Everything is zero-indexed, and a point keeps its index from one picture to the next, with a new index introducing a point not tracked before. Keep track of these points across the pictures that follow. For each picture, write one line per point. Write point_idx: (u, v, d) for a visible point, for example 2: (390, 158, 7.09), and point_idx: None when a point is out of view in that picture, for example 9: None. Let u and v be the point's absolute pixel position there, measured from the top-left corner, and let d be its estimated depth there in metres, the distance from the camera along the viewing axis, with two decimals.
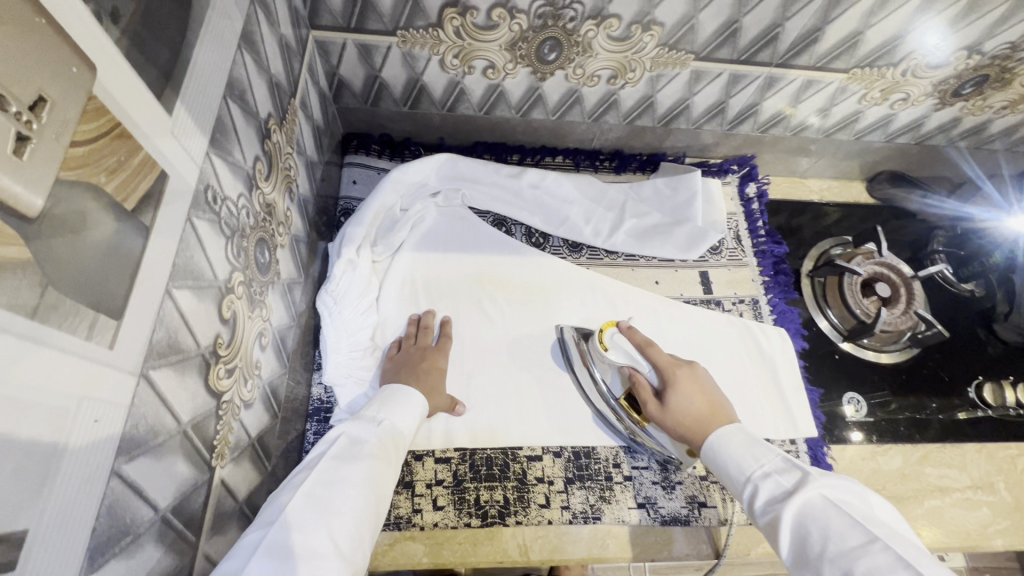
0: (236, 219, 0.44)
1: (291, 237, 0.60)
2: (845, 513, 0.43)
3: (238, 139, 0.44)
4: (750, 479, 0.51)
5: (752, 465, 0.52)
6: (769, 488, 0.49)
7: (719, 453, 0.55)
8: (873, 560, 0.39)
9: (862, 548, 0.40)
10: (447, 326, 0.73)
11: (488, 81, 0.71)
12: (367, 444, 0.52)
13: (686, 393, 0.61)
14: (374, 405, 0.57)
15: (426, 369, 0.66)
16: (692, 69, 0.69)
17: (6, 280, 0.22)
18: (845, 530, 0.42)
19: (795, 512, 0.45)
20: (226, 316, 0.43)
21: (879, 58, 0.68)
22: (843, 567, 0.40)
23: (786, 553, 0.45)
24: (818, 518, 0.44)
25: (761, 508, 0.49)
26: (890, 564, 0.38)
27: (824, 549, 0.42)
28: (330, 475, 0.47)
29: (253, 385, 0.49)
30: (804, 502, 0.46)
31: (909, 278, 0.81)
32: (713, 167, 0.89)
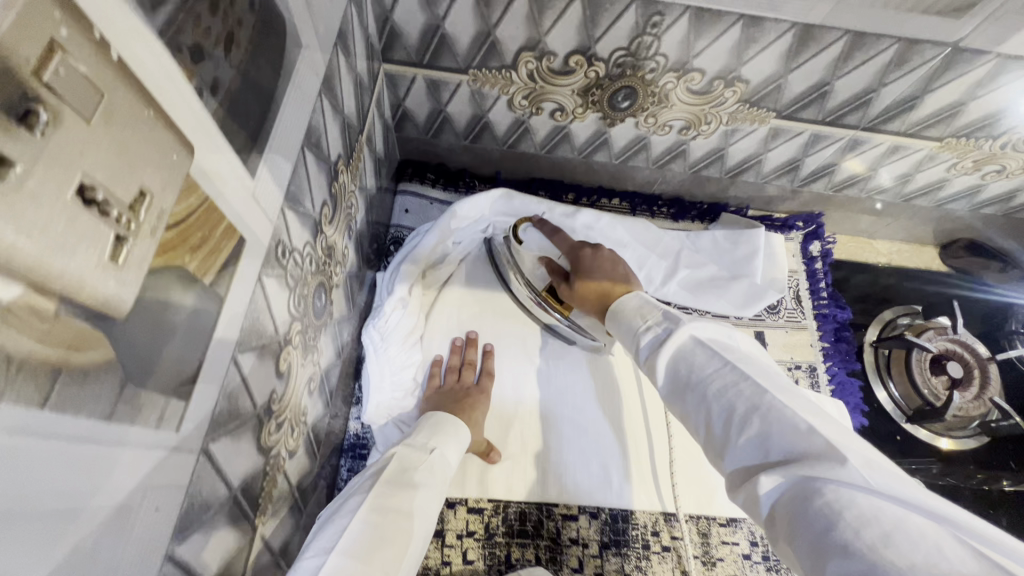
0: (300, 269, 0.43)
1: (347, 272, 0.59)
2: (711, 348, 0.43)
3: (310, 188, 0.43)
4: (636, 332, 0.49)
5: (639, 320, 0.50)
6: (651, 336, 0.48)
7: (611, 318, 0.54)
8: (728, 378, 0.40)
9: (719, 374, 0.41)
10: (490, 360, 0.71)
11: (555, 123, 0.69)
12: (418, 468, 0.51)
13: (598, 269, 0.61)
14: (424, 430, 0.56)
15: (468, 406, 0.64)
16: (771, 126, 0.66)
17: (87, 389, 0.20)
18: (708, 362, 0.42)
19: (670, 353, 0.45)
20: (283, 368, 0.42)
21: (978, 130, 0.63)
22: (698, 391, 0.42)
23: (664, 390, 0.45)
24: (687, 356, 0.44)
25: (642, 352, 0.48)
26: (737, 381, 0.40)
27: (687, 376, 0.43)
28: (383, 503, 0.45)
29: (298, 431, 0.48)
30: (677, 344, 0.45)
31: (985, 360, 0.76)
32: (777, 222, 0.85)
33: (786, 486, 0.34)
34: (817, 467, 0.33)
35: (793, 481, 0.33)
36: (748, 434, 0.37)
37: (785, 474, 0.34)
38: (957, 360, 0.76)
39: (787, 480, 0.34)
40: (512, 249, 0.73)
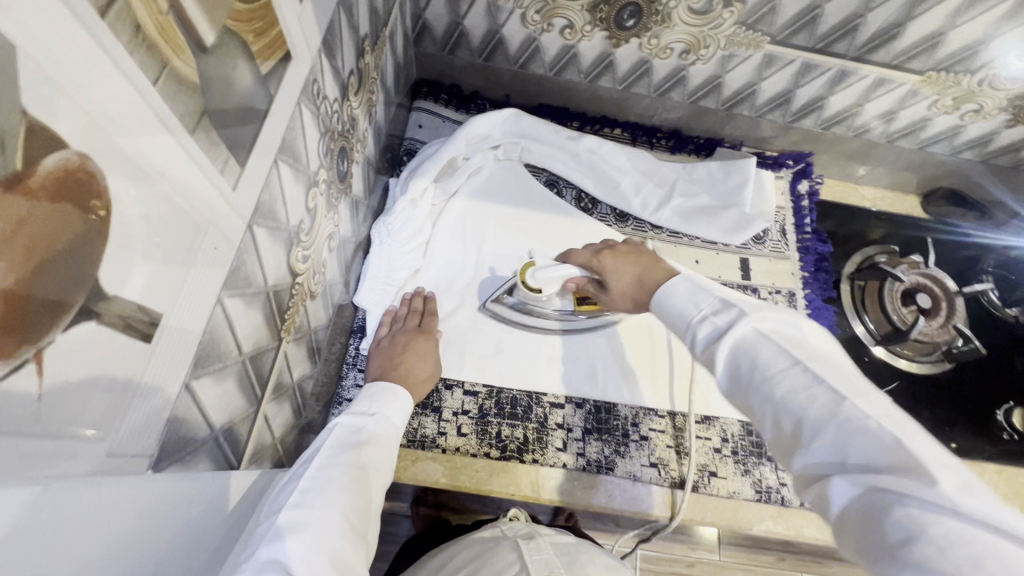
0: (329, 120, 0.48)
1: (365, 158, 0.64)
2: (778, 347, 0.40)
3: (341, 48, 0.48)
4: (693, 324, 0.45)
5: (698, 307, 0.45)
6: (707, 326, 0.43)
7: (662, 299, 0.48)
8: (800, 383, 0.37)
9: (787, 378, 0.38)
10: (429, 301, 0.72)
11: (564, 42, 0.74)
12: (364, 431, 0.50)
13: (618, 271, 0.60)
14: (363, 399, 0.54)
15: (410, 360, 0.63)
16: (765, 52, 0.71)
17: (182, 93, 0.26)
18: (776, 361, 0.39)
19: (729, 351, 0.42)
20: (310, 206, 0.47)
21: (956, 63, 0.68)
22: (767, 394, 0.39)
23: (722, 385, 0.43)
24: (750, 352, 0.41)
25: (697, 342, 0.44)
26: (808, 385, 0.37)
27: (752, 378, 0.40)
28: (328, 461, 0.44)
29: (318, 279, 0.54)
30: (736, 339, 0.41)
31: (952, 293, 0.82)
32: (769, 159, 0.89)
33: (865, 502, 0.32)
34: (904, 485, 0.31)
35: (867, 490, 0.32)
36: (822, 440, 0.35)
37: (860, 482, 0.33)
38: (927, 291, 0.82)
39: (860, 489, 0.33)
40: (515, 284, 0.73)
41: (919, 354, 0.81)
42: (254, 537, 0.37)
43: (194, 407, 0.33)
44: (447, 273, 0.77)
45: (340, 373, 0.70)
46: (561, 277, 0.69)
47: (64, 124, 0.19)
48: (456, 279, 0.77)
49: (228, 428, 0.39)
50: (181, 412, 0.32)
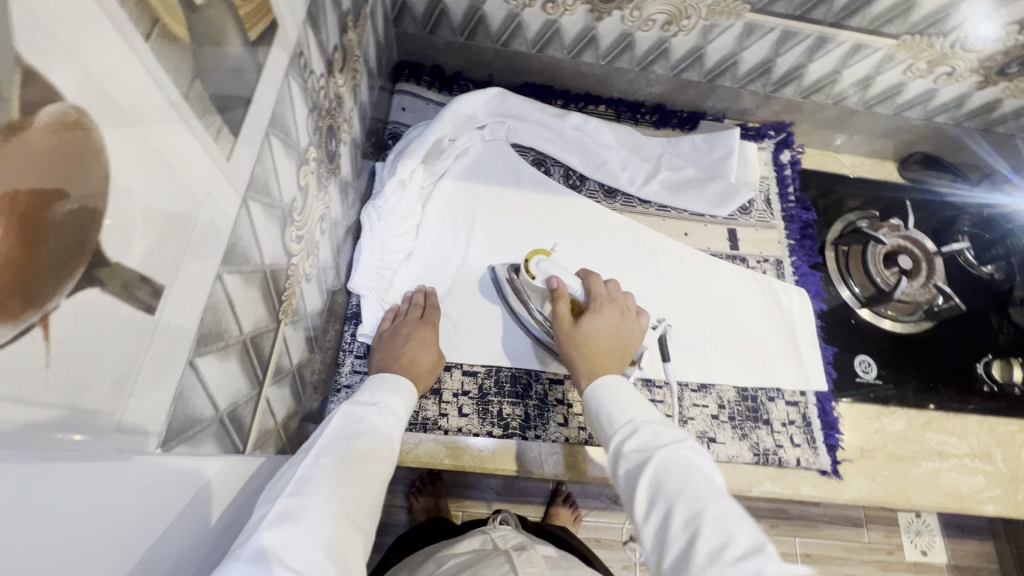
0: (316, 96, 0.47)
1: (351, 140, 0.63)
2: (700, 471, 0.48)
3: (325, 21, 0.46)
4: (634, 422, 0.53)
5: (635, 411, 0.54)
6: (645, 434, 0.51)
7: (598, 405, 0.57)
8: (720, 514, 0.43)
9: (705, 501, 0.44)
10: (431, 295, 0.71)
11: (546, 17, 0.74)
12: (364, 422, 0.50)
13: (597, 323, 0.66)
14: (365, 389, 0.55)
15: (409, 351, 0.63)
16: (745, 21, 0.71)
17: (174, 53, 0.25)
18: (699, 481, 0.46)
19: (661, 460, 0.48)
20: (302, 184, 0.47)
21: (930, 26, 0.70)
22: (693, 508, 0.44)
23: (636, 497, 0.48)
24: (680, 469, 0.47)
25: (624, 447, 0.51)
26: (729, 518, 0.43)
27: (680, 491, 0.46)
28: (329, 450, 0.46)
29: (313, 261, 0.53)
30: (670, 455, 0.49)
31: (932, 254, 0.85)
32: (751, 131, 0.91)
33: None
34: None
35: None
36: (744, 558, 0.40)
37: None
38: (908, 253, 0.85)
39: None
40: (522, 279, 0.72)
41: (902, 314, 0.84)
42: (246, 526, 0.39)
43: (200, 386, 0.32)
44: (439, 256, 0.77)
45: (337, 359, 0.69)
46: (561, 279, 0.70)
47: (59, 75, 0.18)
48: (448, 262, 0.77)
49: (232, 410, 0.38)
50: (188, 390, 0.31)
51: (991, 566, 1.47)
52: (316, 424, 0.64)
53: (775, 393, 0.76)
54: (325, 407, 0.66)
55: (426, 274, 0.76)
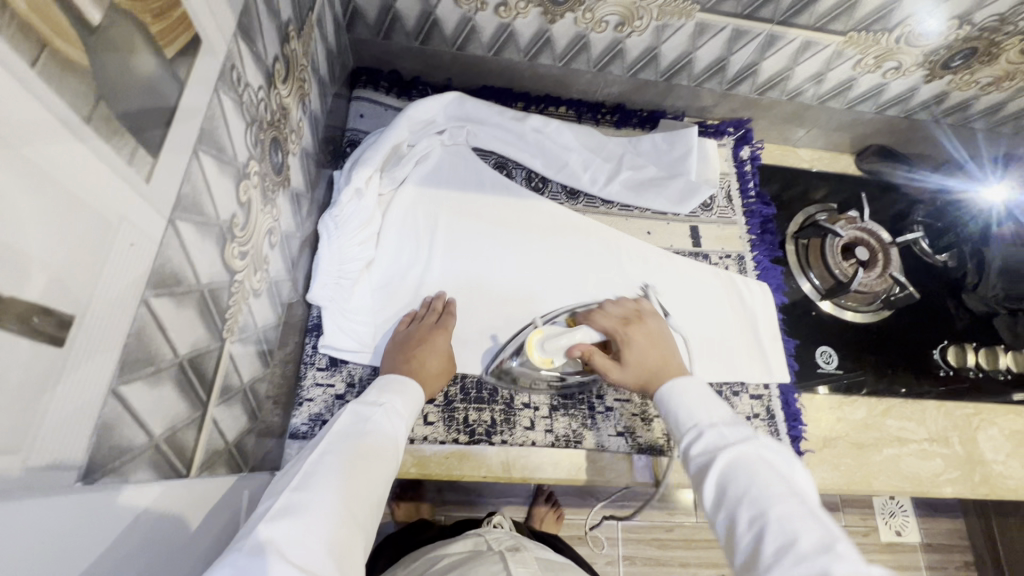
0: (256, 109, 0.46)
1: (302, 150, 0.62)
2: (772, 469, 0.50)
3: (261, 33, 0.46)
4: (701, 424, 0.57)
5: (702, 415, 0.58)
6: (711, 436, 0.55)
7: (666, 410, 0.62)
8: (787, 511, 0.46)
9: (771, 500, 0.47)
10: (441, 298, 0.74)
11: (499, 20, 0.73)
12: (369, 421, 0.56)
13: (642, 351, 0.68)
14: (373, 389, 0.60)
15: (420, 355, 0.66)
16: (696, 21, 0.72)
17: (70, 77, 0.24)
18: (765, 481, 0.49)
19: (727, 460, 0.52)
20: (243, 199, 0.46)
21: (875, 22, 0.71)
22: (759, 508, 0.47)
23: (708, 492, 0.52)
24: (749, 469, 0.51)
25: (693, 449, 0.56)
26: (801, 516, 0.46)
27: (745, 491, 0.49)
28: (335, 449, 0.51)
29: (261, 276, 0.52)
30: (739, 454, 0.52)
31: (887, 244, 0.86)
32: (710, 128, 0.91)
33: None
34: None
35: None
36: (805, 556, 0.42)
37: None
38: (864, 245, 0.86)
39: None
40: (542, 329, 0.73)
41: (861, 304, 0.86)
42: (255, 516, 0.44)
43: (127, 414, 0.31)
44: (402, 264, 0.76)
45: (298, 372, 0.68)
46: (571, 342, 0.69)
47: None
48: (411, 269, 0.76)
49: (170, 435, 0.37)
50: (112, 419, 0.30)
51: (962, 542, 1.53)
52: (277, 439, 0.63)
53: (739, 387, 0.77)
54: (287, 422, 0.65)
55: (389, 282, 0.75)
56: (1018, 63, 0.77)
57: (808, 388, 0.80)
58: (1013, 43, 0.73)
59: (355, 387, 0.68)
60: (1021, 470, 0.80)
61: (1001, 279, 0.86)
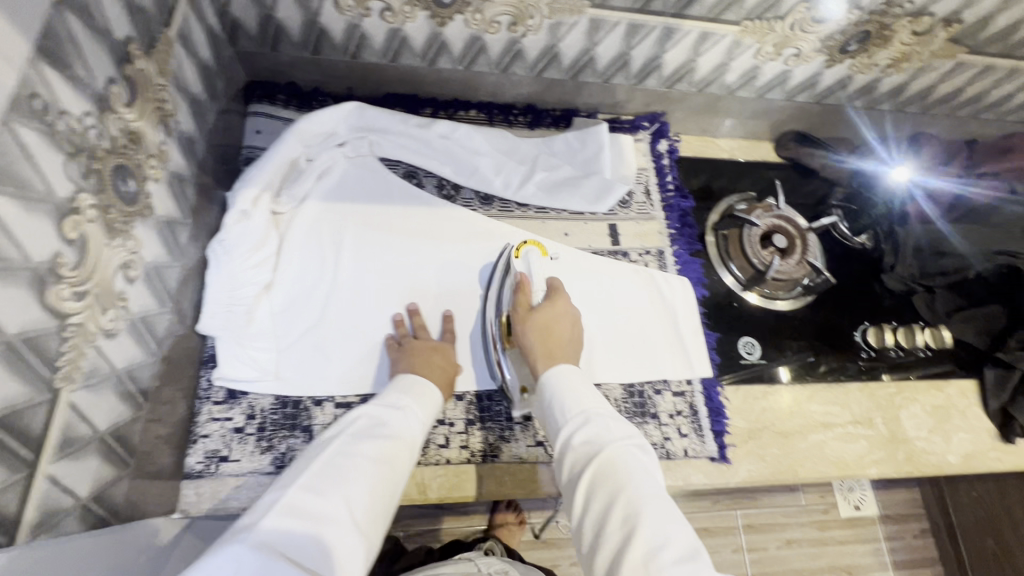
0: (80, 137, 0.42)
1: (171, 174, 0.58)
2: (644, 468, 0.52)
3: (82, 55, 0.42)
4: (585, 413, 0.57)
5: (588, 404, 0.58)
6: (592, 429, 0.56)
7: (550, 394, 0.61)
8: (654, 514, 0.48)
9: (645, 501, 0.49)
10: (418, 316, 0.73)
11: (388, 26, 0.70)
12: (386, 426, 0.58)
13: (557, 316, 0.69)
14: (396, 390, 0.63)
15: (439, 362, 0.68)
16: (589, 17, 0.70)
17: None
18: (640, 480, 0.51)
19: (605, 458, 0.53)
20: (72, 236, 0.42)
21: (767, 10, 0.70)
22: (632, 510, 0.49)
23: (580, 487, 0.52)
24: (622, 467, 0.52)
25: (574, 438, 0.56)
26: (668, 519, 0.48)
27: (619, 491, 0.50)
28: (348, 448, 0.54)
29: (117, 315, 0.48)
30: (615, 451, 0.53)
31: (804, 231, 0.87)
32: (626, 124, 0.90)
33: None
34: None
35: None
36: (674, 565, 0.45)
37: None
38: (783, 233, 0.86)
39: None
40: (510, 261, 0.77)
41: (780, 291, 0.86)
42: (267, 503, 0.48)
43: None
44: (305, 285, 0.73)
45: (192, 408, 0.65)
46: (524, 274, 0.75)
47: None
48: (316, 288, 0.73)
49: None
50: None
51: (918, 510, 1.55)
52: (167, 481, 0.60)
53: (661, 385, 0.77)
54: (183, 462, 0.62)
55: (291, 304, 0.71)
56: (912, 44, 0.77)
57: (772, 376, 0.81)
58: (903, 25, 0.74)
59: (255, 418, 0.66)
60: (943, 445, 0.81)
61: (916, 257, 0.88)
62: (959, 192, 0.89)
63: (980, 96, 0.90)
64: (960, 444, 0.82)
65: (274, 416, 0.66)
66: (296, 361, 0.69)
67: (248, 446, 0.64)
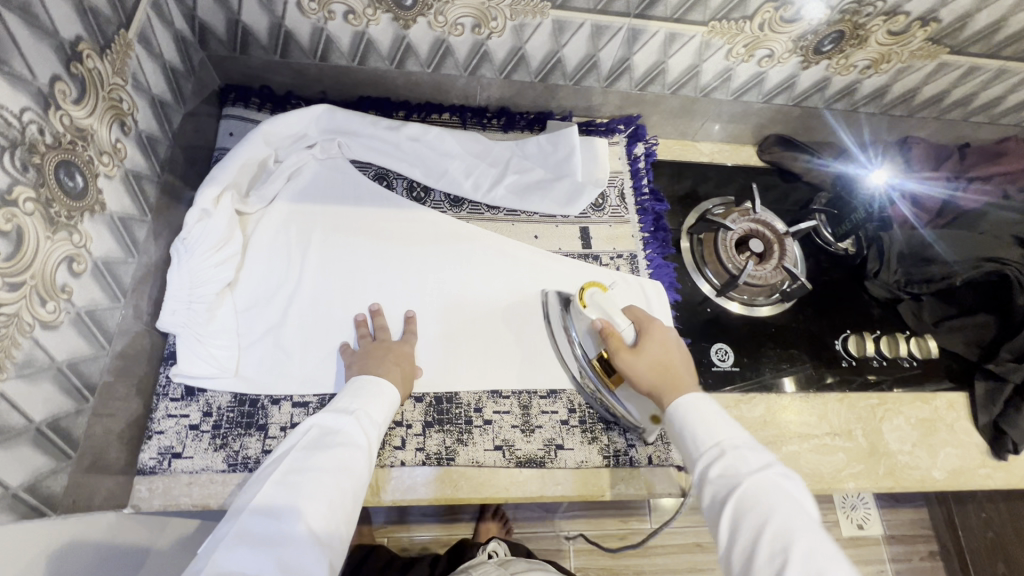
0: (16, 132, 0.43)
1: (126, 171, 0.59)
2: (793, 499, 0.50)
3: (20, 52, 0.43)
4: (720, 446, 0.56)
5: (721, 436, 0.57)
6: (733, 460, 0.54)
7: (678, 424, 0.60)
8: (814, 547, 0.46)
9: (799, 531, 0.47)
10: (380, 316, 0.72)
11: (353, 29, 0.71)
12: (337, 434, 0.57)
13: (661, 347, 0.66)
14: (346, 397, 0.61)
15: (388, 360, 0.67)
16: (552, 18, 0.70)
17: None
18: (790, 511, 0.49)
19: (749, 487, 0.52)
20: (5, 227, 0.43)
21: (732, 10, 0.69)
22: (788, 541, 0.47)
23: (727, 514, 0.51)
24: (770, 499, 0.50)
25: (710, 472, 0.55)
26: (824, 553, 0.46)
27: (772, 522, 0.49)
28: (299, 463, 0.53)
29: (57, 308, 0.49)
30: (760, 481, 0.52)
31: (783, 236, 0.85)
32: (601, 127, 0.90)
33: None
34: None
35: None
36: None
37: None
38: (759, 237, 0.85)
39: None
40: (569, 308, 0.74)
41: (757, 298, 0.84)
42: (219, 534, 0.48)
43: None
44: (269, 285, 0.73)
45: (149, 405, 0.64)
46: (602, 313, 0.69)
47: None
48: (280, 288, 0.73)
49: None
50: None
51: (925, 531, 1.47)
52: (116, 477, 0.60)
53: None
54: (135, 458, 0.62)
55: (255, 302, 0.72)
56: (889, 44, 0.75)
57: (776, 385, 0.79)
58: (877, 24, 0.72)
59: (211, 416, 0.65)
60: (928, 460, 0.77)
61: (901, 265, 0.85)
62: (946, 198, 0.87)
63: (967, 98, 0.87)
64: (948, 459, 0.77)
65: (230, 414, 0.65)
66: (255, 360, 0.69)
67: (202, 443, 0.64)
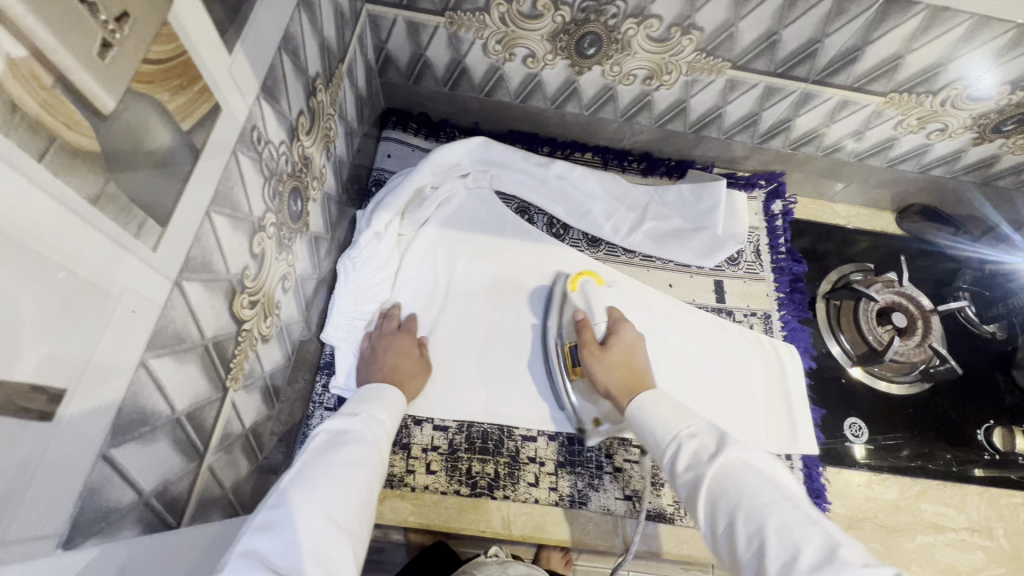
0: (275, 163, 0.47)
1: (324, 195, 0.63)
2: (761, 475, 0.44)
3: (286, 90, 0.47)
4: (677, 435, 0.51)
5: (678, 425, 0.51)
6: (693, 447, 0.48)
7: (639, 420, 0.56)
8: (785, 518, 0.40)
9: (770, 509, 0.41)
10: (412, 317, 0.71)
11: (527, 70, 0.74)
12: (348, 433, 0.49)
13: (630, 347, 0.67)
14: (353, 402, 0.54)
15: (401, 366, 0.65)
16: (727, 77, 0.70)
17: (80, 165, 0.25)
18: (756, 490, 0.43)
19: (712, 479, 0.45)
20: (256, 250, 0.47)
21: (918, 84, 0.68)
22: (758, 523, 0.41)
23: (701, 510, 0.46)
24: (730, 483, 0.44)
25: (677, 463, 0.49)
26: (797, 523, 0.40)
27: (738, 507, 0.43)
28: (308, 462, 0.44)
29: (271, 322, 0.52)
30: (722, 462, 0.46)
31: (929, 312, 0.80)
32: (741, 180, 0.89)
33: None
34: None
35: None
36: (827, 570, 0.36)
37: None
38: (902, 311, 0.81)
39: None
40: (567, 293, 0.76)
41: (893, 374, 0.81)
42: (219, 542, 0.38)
43: (118, 479, 0.32)
44: (416, 307, 0.76)
45: (306, 412, 0.68)
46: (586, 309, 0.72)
47: None
48: (426, 310, 0.76)
49: (163, 492, 0.38)
50: (101, 482, 0.31)
51: None
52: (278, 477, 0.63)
53: None
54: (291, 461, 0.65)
55: None
56: None
57: (916, 472, 0.76)
58: None
59: None
60: None
61: None
62: None
63: None
64: None
65: None
66: None
67: None
